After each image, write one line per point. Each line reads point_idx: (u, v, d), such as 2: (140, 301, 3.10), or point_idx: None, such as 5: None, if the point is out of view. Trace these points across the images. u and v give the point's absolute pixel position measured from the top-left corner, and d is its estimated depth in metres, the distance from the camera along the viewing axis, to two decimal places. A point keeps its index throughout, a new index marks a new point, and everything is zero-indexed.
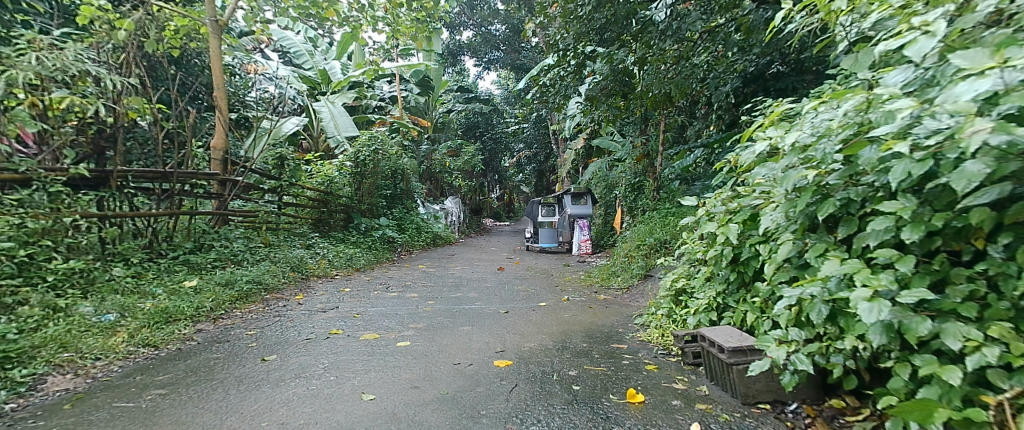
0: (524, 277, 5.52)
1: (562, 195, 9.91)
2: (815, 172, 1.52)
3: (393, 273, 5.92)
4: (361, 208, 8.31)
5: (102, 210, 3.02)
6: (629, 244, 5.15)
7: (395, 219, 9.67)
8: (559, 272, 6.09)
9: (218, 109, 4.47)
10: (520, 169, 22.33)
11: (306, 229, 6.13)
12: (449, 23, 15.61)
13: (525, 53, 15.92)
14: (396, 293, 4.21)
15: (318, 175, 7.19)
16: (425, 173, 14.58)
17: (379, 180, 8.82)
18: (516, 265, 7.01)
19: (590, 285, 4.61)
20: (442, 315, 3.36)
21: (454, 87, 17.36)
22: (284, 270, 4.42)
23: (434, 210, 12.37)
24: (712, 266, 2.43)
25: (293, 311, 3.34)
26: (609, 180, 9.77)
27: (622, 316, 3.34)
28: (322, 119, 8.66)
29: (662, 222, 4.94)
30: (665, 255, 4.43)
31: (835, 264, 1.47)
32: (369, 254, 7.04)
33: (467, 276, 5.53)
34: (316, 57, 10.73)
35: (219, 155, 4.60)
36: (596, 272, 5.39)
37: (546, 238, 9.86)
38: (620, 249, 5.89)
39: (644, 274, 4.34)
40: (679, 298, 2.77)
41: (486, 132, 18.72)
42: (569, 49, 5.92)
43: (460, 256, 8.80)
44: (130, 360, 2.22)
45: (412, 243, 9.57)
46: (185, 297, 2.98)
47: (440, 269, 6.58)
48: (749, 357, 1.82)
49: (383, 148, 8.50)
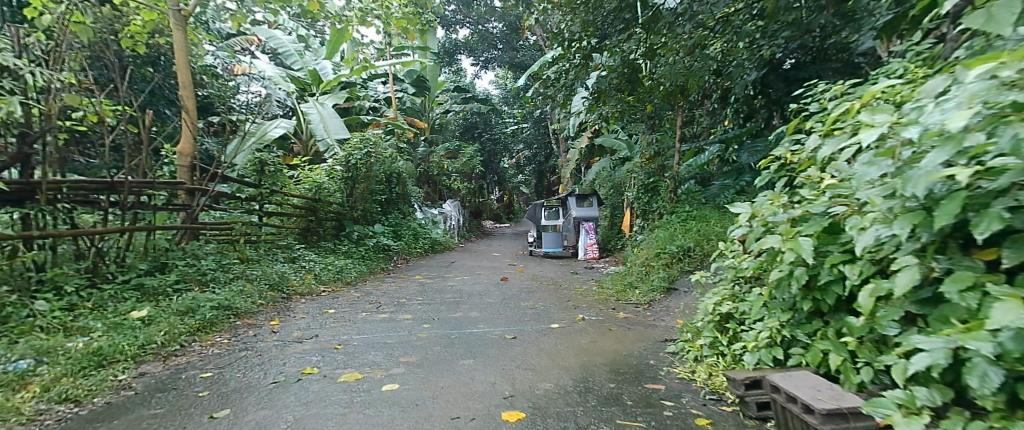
0: (530, 289, 5.04)
1: (566, 197, 9.43)
2: (977, 170, 1.04)
3: (387, 287, 5.44)
4: (353, 215, 7.85)
5: (26, 230, 2.55)
6: (645, 251, 4.67)
7: (391, 225, 9.21)
8: (567, 282, 5.61)
9: (184, 110, 3.97)
10: (520, 170, 21.88)
11: (290, 240, 5.67)
12: (445, 21, 15.12)
13: (524, 51, 15.49)
14: (387, 314, 3.73)
15: (306, 181, 6.71)
16: (423, 177, 14.11)
17: (372, 185, 8.35)
18: (519, 274, 6.52)
19: (605, 299, 4.14)
20: (438, 344, 2.87)
21: (451, 88, 16.90)
22: (262, 290, 3.97)
23: (432, 214, 11.90)
24: (774, 289, 1.94)
25: (263, 343, 2.85)
26: (616, 180, 9.30)
27: (649, 340, 2.86)
28: (312, 122, 8.19)
29: (683, 227, 4.45)
30: (689, 265, 3.95)
31: (1015, 308, 0.98)
32: (362, 266, 6.56)
33: (467, 290, 5.03)
34: (306, 56, 10.25)
35: (187, 160, 4.08)
36: (609, 282, 4.91)
37: (550, 242, 9.39)
38: (633, 257, 5.41)
39: (667, 287, 3.85)
40: (725, 325, 2.29)
41: (484, 133, 18.25)
42: (574, 40, 5.45)
43: (459, 264, 8.31)
44: (36, 424, 1.73)
45: (409, 250, 9.09)
46: (130, 331, 2.48)
47: (437, 280, 6.10)
48: (853, 424, 1.34)
49: (376, 150, 8.03)
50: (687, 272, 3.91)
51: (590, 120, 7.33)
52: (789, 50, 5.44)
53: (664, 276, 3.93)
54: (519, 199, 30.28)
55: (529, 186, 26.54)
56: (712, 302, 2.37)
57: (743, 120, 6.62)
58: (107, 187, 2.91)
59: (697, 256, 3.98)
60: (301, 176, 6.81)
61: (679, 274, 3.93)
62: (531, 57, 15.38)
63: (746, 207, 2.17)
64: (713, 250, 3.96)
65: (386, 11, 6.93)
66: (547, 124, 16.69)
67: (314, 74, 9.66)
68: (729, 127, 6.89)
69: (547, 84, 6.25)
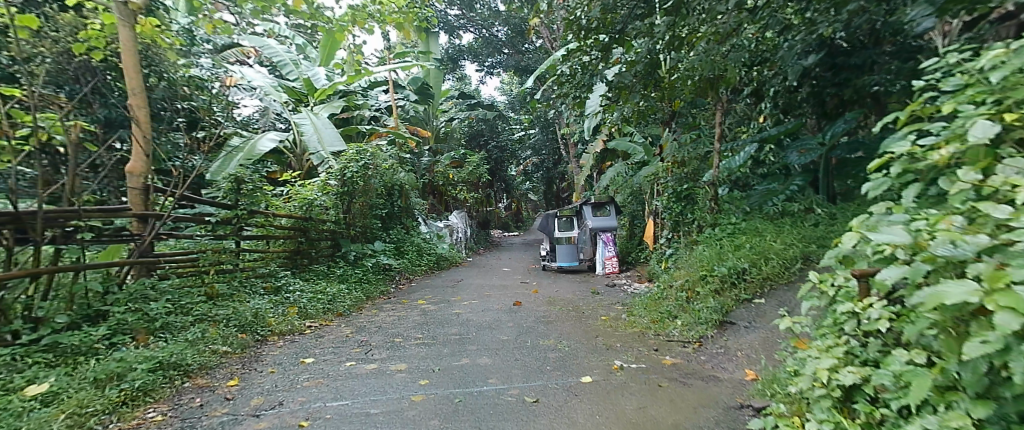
0: (549, 318, 4.34)
1: (580, 206, 8.74)
2: None
3: (383, 318, 4.76)
4: (350, 233, 7.29)
5: None
6: (685, 273, 3.93)
7: (393, 242, 8.65)
8: (590, 306, 4.91)
9: (135, 121, 3.35)
10: (528, 178, 21.28)
11: (273, 267, 5.05)
12: (447, 26, 14.55)
13: (530, 54, 14.90)
14: (375, 363, 3.04)
15: (296, 198, 6.09)
16: (428, 188, 13.49)
17: (371, 200, 7.72)
18: (533, 297, 5.80)
19: (641, 333, 3.42)
20: (434, 416, 2.17)
21: (455, 95, 16.30)
22: (229, 334, 3.36)
23: (437, 227, 11.26)
24: (957, 366, 1.20)
25: (208, 419, 2.17)
26: (634, 186, 8.59)
27: (718, 406, 2.12)
28: (305, 133, 7.60)
29: (730, 243, 3.71)
30: (745, 291, 3.22)
31: None
32: (357, 292, 5.92)
33: (474, 322, 4.32)
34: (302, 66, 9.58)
35: (138, 182, 3.42)
36: (641, 310, 4.17)
37: (565, 256, 8.68)
38: (666, 277, 4.68)
39: (720, 321, 3.10)
40: (851, 405, 1.55)
41: (491, 140, 17.71)
42: (593, 29, 4.78)
43: (467, 283, 7.62)
44: None
45: (412, 268, 8.44)
46: (12, 418, 1.83)
47: (442, 307, 5.40)
48: None
49: (374, 163, 7.40)
50: (744, 301, 3.15)
51: (607, 121, 6.63)
52: (840, 33, 4.70)
53: (715, 306, 3.17)
54: (527, 207, 29.62)
55: (536, 193, 25.91)
56: (824, 367, 1.63)
57: (780, 116, 5.88)
58: (13, 220, 2.32)
59: (755, 280, 3.24)
60: (291, 193, 6.18)
61: (734, 303, 3.18)
62: (536, 61, 14.80)
63: (895, 234, 1.41)
64: (773, 273, 3.21)
65: (380, 8, 6.18)
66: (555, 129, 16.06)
67: (309, 83, 9.06)
68: (765, 124, 6.15)
69: (561, 81, 5.55)
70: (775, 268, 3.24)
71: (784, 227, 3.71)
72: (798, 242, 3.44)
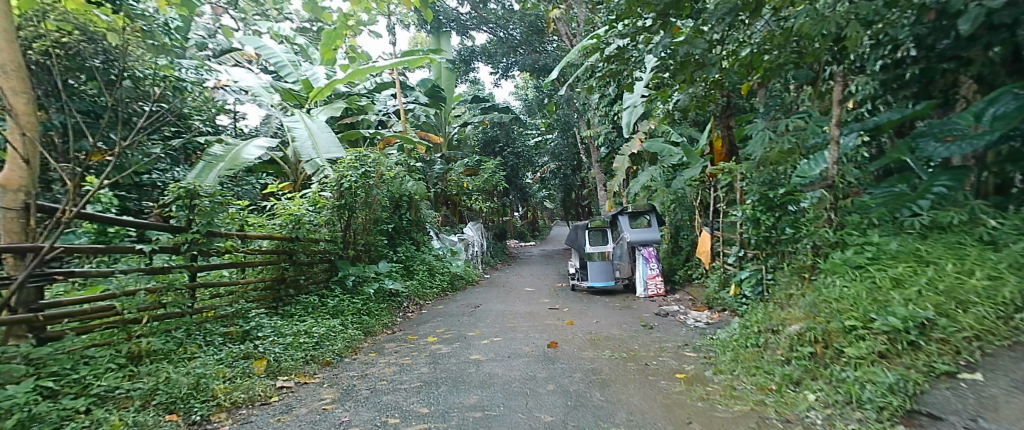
0: (602, 375, 3.16)
1: (615, 215, 7.58)
2: None
3: (379, 373, 3.65)
4: (349, 254, 6.24)
5: None
6: (805, 316, 2.73)
7: (400, 261, 7.64)
8: (650, 351, 3.74)
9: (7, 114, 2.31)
10: (545, 185, 20.23)
11: (243, 305, 4.01)
12: (460, 27, 13.58)
13: (549, 53, 13.90)
14: None
15: (280, 216, 5.04)
16: (439, 197, 12.49)
17: (376, 214, 6.65)
18: (571, 333, 4.65)
19: (760, 417, 2.22)
20: None
21: (467, 98, 15.16)
22: (145, 420, 2.27)
23: (450, 242, 10.23)
24: None
25: None
26: (678, 192, 7.40)
27: None
28: (296, 138, 6.57)
29: (881, 275, 2.49)
30: (938, 357, 1.99)
31: None
32: (353, 329, 4.88)
33: (500, 382, 3.16)
34: (303, 68, 8.60)
35: (17, 203, 2.36)
36: (733, 366, 2.98)
37: (598, 275, 7.36)
38: (760, 316, 3.48)
39: (908, 410, 1.88)
40: None
41: (507, 146, 16.90)
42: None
43: (486, 311, 6.48)
44: None
45: (422, 292, 7.41)
46: None
47: (456, 350, 4.27)
48: None
49: (377, 171, 6.32)
50: (942, 375, 1.94)
51: (657, 112, 5.42)
52: None
53: (891, 383, 1.95)
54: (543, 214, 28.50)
55: (552, 200, 24.78)
56: None
57: (883, 99, 4.60)
58: None
59: (951, 340, 2.02)
60: (276, 208, 5.13)
61: (927, 378, 1.94)
62: (554, 60, 13.70)
63: None
64: (981, 328, 2.01)
65: None
66: (576, 133, 14.93)
67: (307, 83, 7.98)
68: (858, 111, 4.88)
69: (604, 62, 4.42)
70: (984, 320, 2.04)
71: (962, 248, 2.50)
72: (1006, 275, 2.22)
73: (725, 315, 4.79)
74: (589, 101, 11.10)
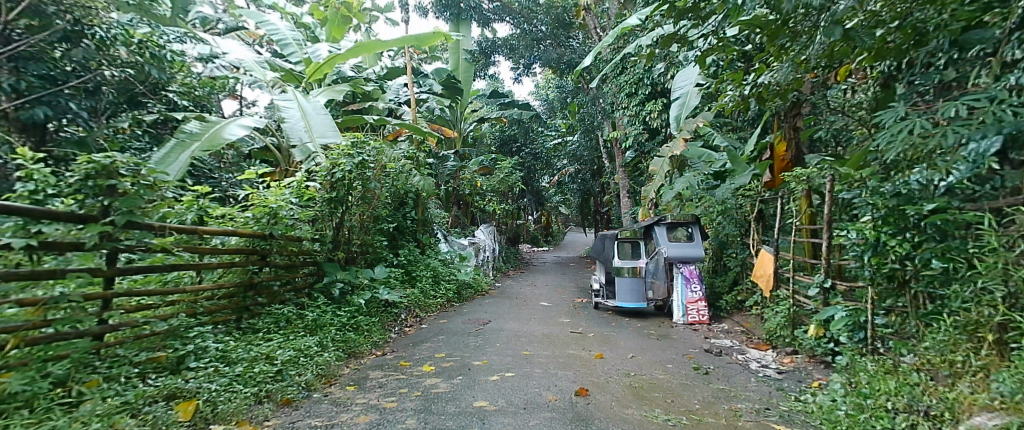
0: None
1: (650, 225, 6.51)
2: None
3: (348, 425, 2.69)
4: (340, 256, 5.34)
5: None
6: (1013, 410, 1.72)
7: (400, 265, 6.74)
8: (722, 418, 2.70)
9: None
10: (563, 190, 19.24)
11: (183, 319, 3.10)
12: (482, 17, 12.64)
13: (575, 47, 12.93)
14: None
15: (252, 208, 4.09)
16: (451, 196, 11.58)
17: (375, 211, 5.71)
18: (606, 375, 3.62)
19: None
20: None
21: (486, 93, 14.25)
22: None
23: (459, 245, 9.30)
24: None
25: None
26: (727, 202, 6.31)
27: None
28: (286, 119, 5.67)
29: None
30: None
31: None
32: (332, 351, 3.95)
33: None
34: (307, 47, 7.74)
35: None
36: None
37: (627, 294, 6.39)
38: (888, 384, 2.46)
39: None
40: None
41: (525, 146, 15.91)
42: None
43: (495, 330, 5.52)
44: None
45: (424, 302, 6.51)
46: None
47: (455, 392, 3.30)
48: None
49: (378, 162, 5.34)
50: None
51: (721, 103, 4.36)
52: None
53: None
54: (557, 220, 27.56)
55: (569, 206, 23.82)
56: None
57: None
58: None
59: None
60: (250, 199, 4.20)
61: None
62: (581, 55, 12.66)
63: None
64: None
65: None
66: (599, 135, 13.86)
67: (308, 60, 7.09)
68: None
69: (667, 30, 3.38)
70: None
71: None
72: None
73: (801, 362, 3.78)
74: (619, 98, 10.05)
